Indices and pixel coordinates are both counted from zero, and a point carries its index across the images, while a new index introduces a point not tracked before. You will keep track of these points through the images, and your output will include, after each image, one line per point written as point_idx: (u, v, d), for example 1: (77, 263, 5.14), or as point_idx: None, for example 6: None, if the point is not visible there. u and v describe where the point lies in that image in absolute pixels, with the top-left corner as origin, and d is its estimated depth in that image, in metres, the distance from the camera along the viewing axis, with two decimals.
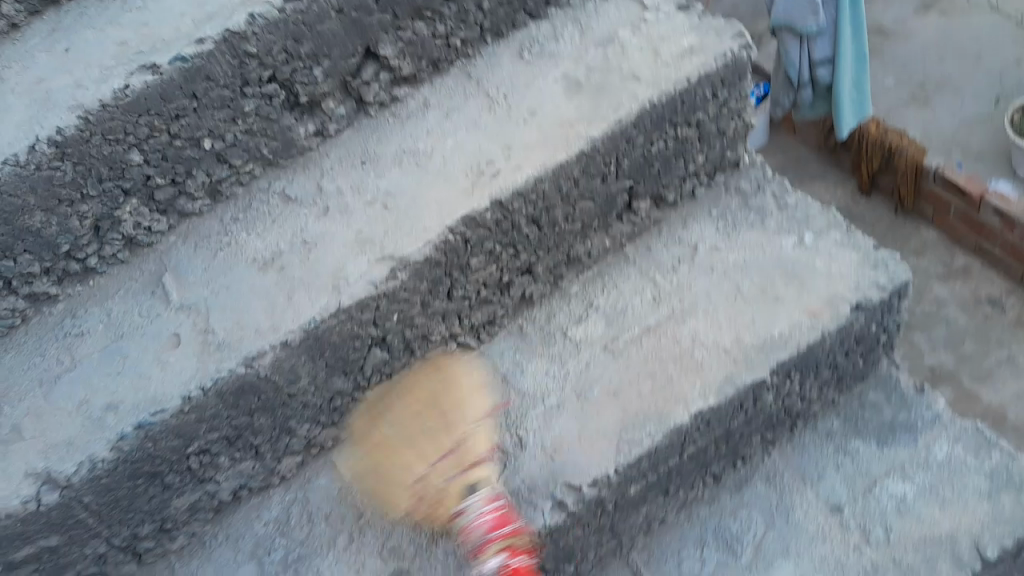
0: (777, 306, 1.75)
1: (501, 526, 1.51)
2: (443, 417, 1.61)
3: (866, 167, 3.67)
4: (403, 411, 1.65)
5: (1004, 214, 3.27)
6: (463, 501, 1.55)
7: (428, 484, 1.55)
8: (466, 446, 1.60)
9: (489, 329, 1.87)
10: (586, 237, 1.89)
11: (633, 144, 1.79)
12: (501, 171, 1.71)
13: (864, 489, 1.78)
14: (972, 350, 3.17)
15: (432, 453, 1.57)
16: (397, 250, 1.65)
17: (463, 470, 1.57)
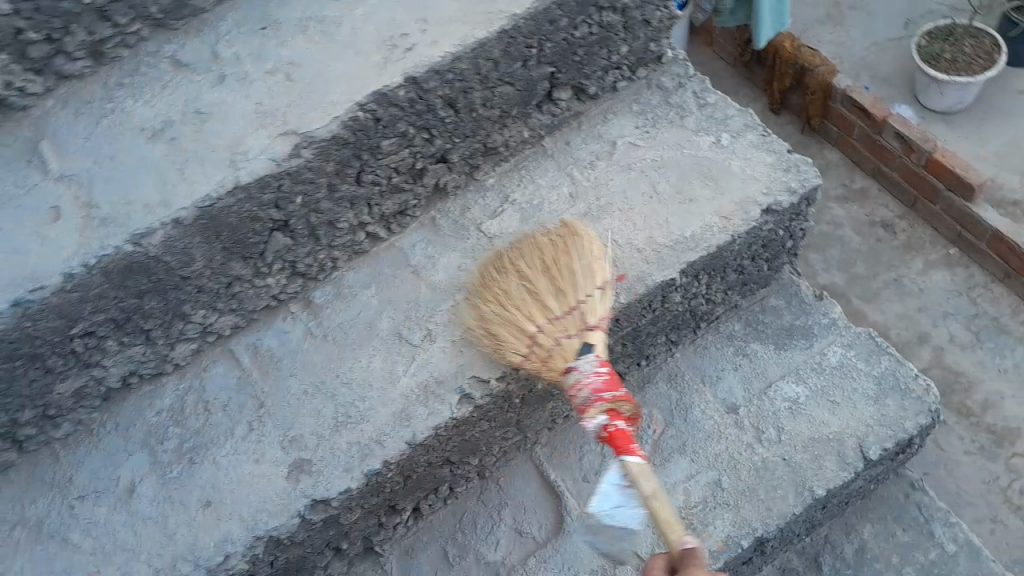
0: (691, 208, 1.74)
1: (609, 389, 1.45)
2: (562, 275, 1.56)
3: (778, 83, 3.71)
4: (525, 265, 1.61)
5: (905, 138, 3.29)
6: (577, 360, 1.49)
7: (541, 342, 1.52)
8: (589, 302, 1.54)
9: (399, 220, 1.79)
10: (504, 126, 1.81)
11: (556, 28, 1.69)
12: (416, 44, 1.61)
13: (759, 389, 1.85)
14: (863, 271, 3.26)
15: (554, 305, 1.55)
16: (301, 125, 1.53)
17: (583, 332, 1.52)
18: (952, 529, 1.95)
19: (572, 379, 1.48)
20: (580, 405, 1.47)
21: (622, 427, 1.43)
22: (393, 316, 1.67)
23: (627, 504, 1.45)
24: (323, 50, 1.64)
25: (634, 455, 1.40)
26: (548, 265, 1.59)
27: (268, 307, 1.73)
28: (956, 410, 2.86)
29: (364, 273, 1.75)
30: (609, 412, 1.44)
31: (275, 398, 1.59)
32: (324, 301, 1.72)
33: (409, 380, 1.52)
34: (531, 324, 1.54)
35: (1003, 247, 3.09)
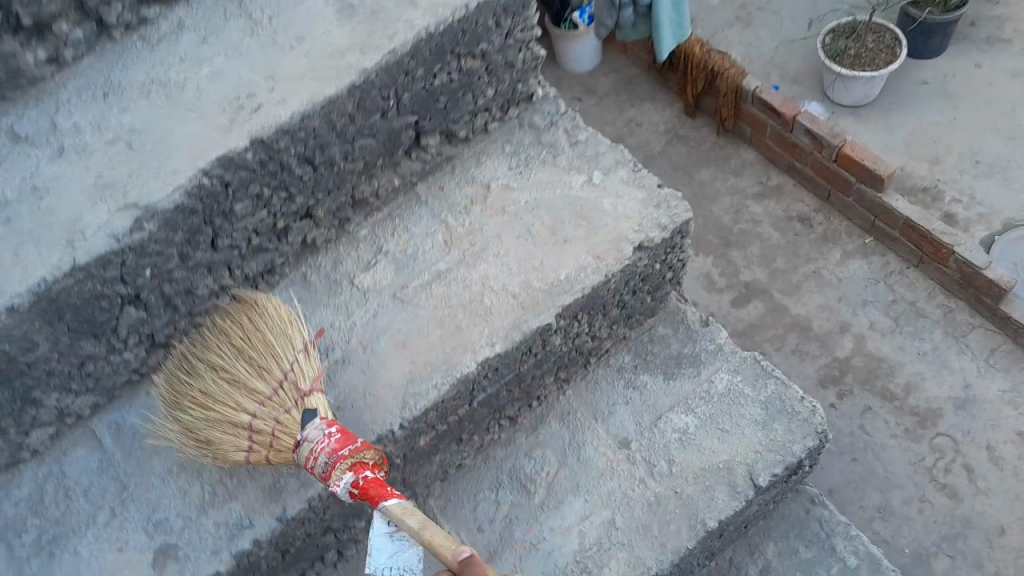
0: (565, 248, 1.73)
1: (347, 446, 1.42)
2: (218, 403, 1.54)
3: (691, 88, 3.70)
4: (231, 345, 1.61)
5: (814, 134, 3.32)
6: (306, 431, 1.46)
7: (259, 430, 1.50)
8: (297, 367, 1.53)
9: (268, 278, 1.74)
10: (371, 177, 1.77)
11: (412, 78, 1.64)
12: (263, 104, 1.55)
13: (649, 421, 1.86)
14: (783, 266, 3.31)
15: (269, 387, 1.53)
16: (142, 196, 1.46)
17: (301, 397, 1.51)
18: (853, 542, 1.99)
19: (304, 450, 1.44)
20: (324, 473, 1.42)
21: (374, 477, 1.42)
22: None
23: (403, 547, 1.38)
24: (166, 113, 1.56)
25: (392, 496, 1.37)
26: (241, 342, 1.60)
27: (130, 384, 1.67)
28: (879, 394, 2.94)
29: None
30: (355, 468, 1.41)
31: (139, 479, 1.55)
32: None
33: (259, 446, 1.50)
34: (253, 399, 1.52)
35: (915, 236, 3.12)
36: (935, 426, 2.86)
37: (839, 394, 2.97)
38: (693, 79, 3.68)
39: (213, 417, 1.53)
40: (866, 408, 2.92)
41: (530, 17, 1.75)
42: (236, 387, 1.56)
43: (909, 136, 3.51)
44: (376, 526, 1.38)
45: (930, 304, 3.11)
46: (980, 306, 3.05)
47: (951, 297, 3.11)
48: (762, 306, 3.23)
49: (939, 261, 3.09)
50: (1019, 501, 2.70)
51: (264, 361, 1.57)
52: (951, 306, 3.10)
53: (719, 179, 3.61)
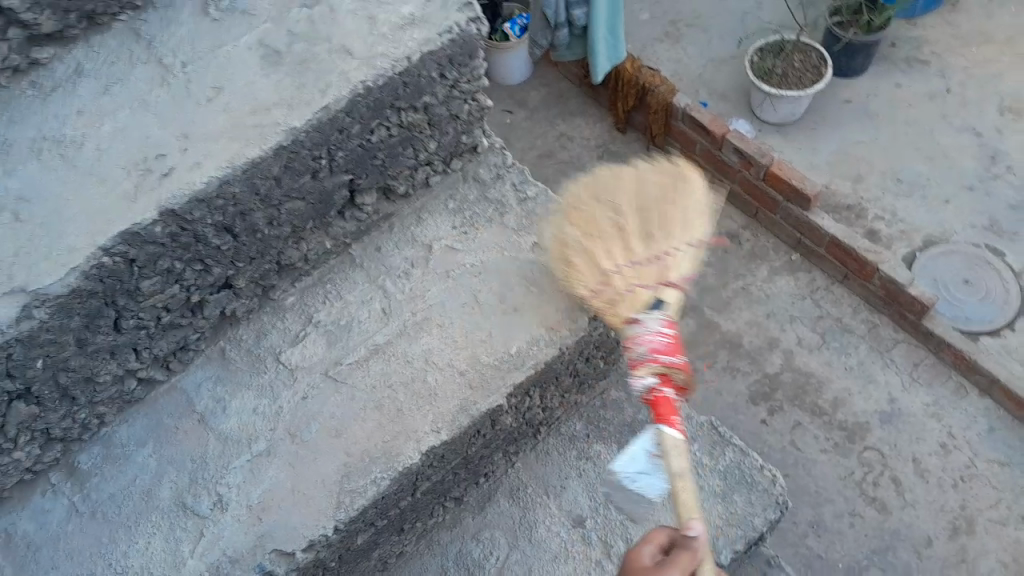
0: (515, 319, 1.59)
1: (667, 354, 1.41)
2: (638, 238, 1.55)
3: (622, 103, 3.62)
4: (623, 193, 1.58)
5: (741, 152, 3.24)
6: (644, 315, 1.47)
7: (615, 283, 1.52)
8: (675, 257, 1.52)
9: (181, 356, 1.56)
10: (299, 240, 1.58)
11: (347, 135, 1.47)
12: (174, 167, 1.35)
13: (604, 497, 1.73)
14: (713, 282, 3.23)
15: (640, 253, 1.53)
16: (30, 281, 1.25)
17: (663, 284, 1.50)
18: None
19: (635, 331, 1.46)
20: (634, 359, 1.43)
21: (669, 394, 1.41)
22: (174, 480, 1.44)
23: (657, 472, 1.38)
24: (61, 178, 1.35)
25: (673, 424, 1.36)
26: (645, 207, 1.57)
27: (21, 483, 1.46)
28: (809, 410, 2.90)
29: (139, 425, 1.52)
30: (661, 375, 1.41)
31: None
32: (90, 468, 1.48)
33: (601, 296, 1.53)
34: (615, 257, 1.53)
35: (840, 253, 3.07)
36: (862, 440, 2.82)
37: (769, 410, 2.92)
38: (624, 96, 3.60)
39: (579, 256, 1.55)
40: (795, 423, 2.88)
41: (477, 67, 1.60)
42: (580, 239, 1.56)
43: (834, 153, 3.49)
44: (642, 440, 1.38)
45: (856, 320, 3.07)
46: (902, 320, 3.01)
47: (877, 313, 3.07)
48: (694, 322, 3.15)
49: (863, 277, 3.04)
50: (945, 512, 2.68)
51: (653, 231, 1.55)
52: (877, 321, 3.06)
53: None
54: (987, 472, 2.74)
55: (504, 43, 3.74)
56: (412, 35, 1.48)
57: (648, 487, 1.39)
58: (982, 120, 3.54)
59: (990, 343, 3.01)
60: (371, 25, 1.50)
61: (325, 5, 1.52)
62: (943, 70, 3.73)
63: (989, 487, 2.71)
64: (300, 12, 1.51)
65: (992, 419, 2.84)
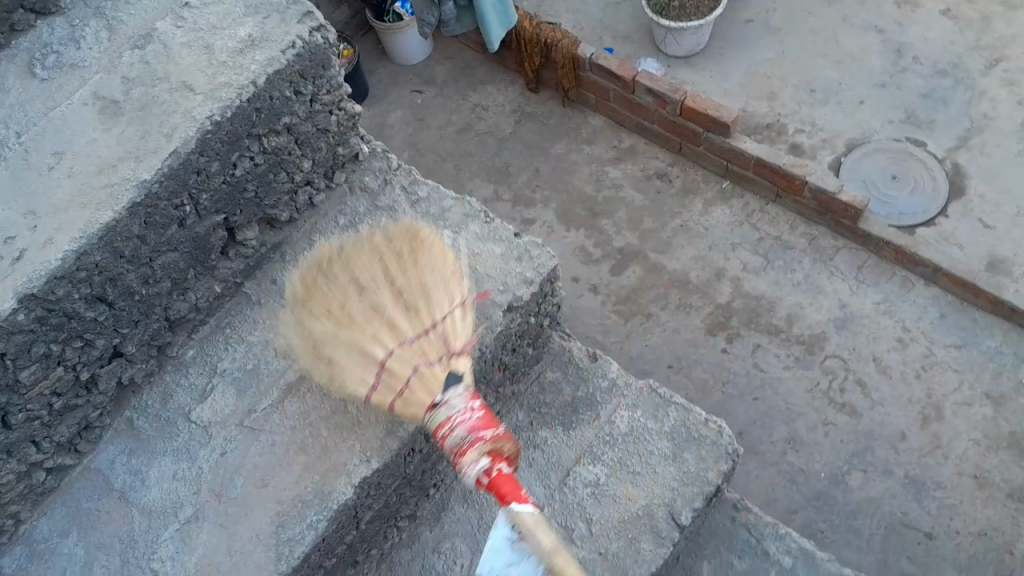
0: None
1: (486, 430, 1.29)
2: (393, 313, 1.44)
3: (528, 63, 3.41)
4: (359, 269, 1.47)
5: (657, 93, 3.12)
6: (442, 396, 1.35)
7: (393, 372, 1.39)
8: (447, 324, 1.44)
9: (86, 435, 1.48)
10: (185, 291, 1.51)
11: (207, 176, 1.39)
12: (26, 248, 1.26)
13: (557, 482, 1.71)
14: (652, 226, 3.11)
15: (410, 330, 1.42)
16: None
17: (450, 356, 1.41)
18: (783, 542, 1.93)
19: (443, 415, 1.33)
20: (456, 448, 1.29)
21: (505, 471, 1.28)
22: (106, 565, 1.37)
23: (520, 562, 1.29)
24: None
25: (524, 502, 1.25)
26: (391, 265, 1.46)
27: None
28: (765, 330, 2.84)
29: (58, 513, 1.44)
30: (492, 454, 1.28)
31: None
32: (15, 571, 1.39)
33: (384, 388, 1.40)
34: (390, 339, 1.42)
35: (767, 172, 3.02)
36: (822, 349, 2.79)
37: (728, 338, 2.84)
38: (528, 55, 3.40)
39: (341, 353, 1.43)
40: (755, 346, 2.82)
41: (335, 74, 1.52)
42: (330, 331, 1.43)
43: (745, 76, 3.41)
44: (500, 529, 1.28)
45: (795, 236, 3.03)
46: (839, 228, 2.99)
47: (814, 225, 3.03)
48: (641, 270, 3.02)
49: (794, 193, 3.00)
50: (912, 404, 2.66)
51: (412, 300, 1.45)
52: (815, 234, 3.02)
53: (574, 150, 3.35)
54: (947, 358, 2.73)
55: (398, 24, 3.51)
56: (254, 57, 1.40)
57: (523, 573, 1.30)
58: (880, 16, 3.48)
59: (925, 234, 2.98)
60: (209, 55, 1.41)
61: (158, 42, 1.44)
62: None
63: (951, 371, 2.70)
64: (133, 56, 1.43)
65: (942, 307, 2.82)
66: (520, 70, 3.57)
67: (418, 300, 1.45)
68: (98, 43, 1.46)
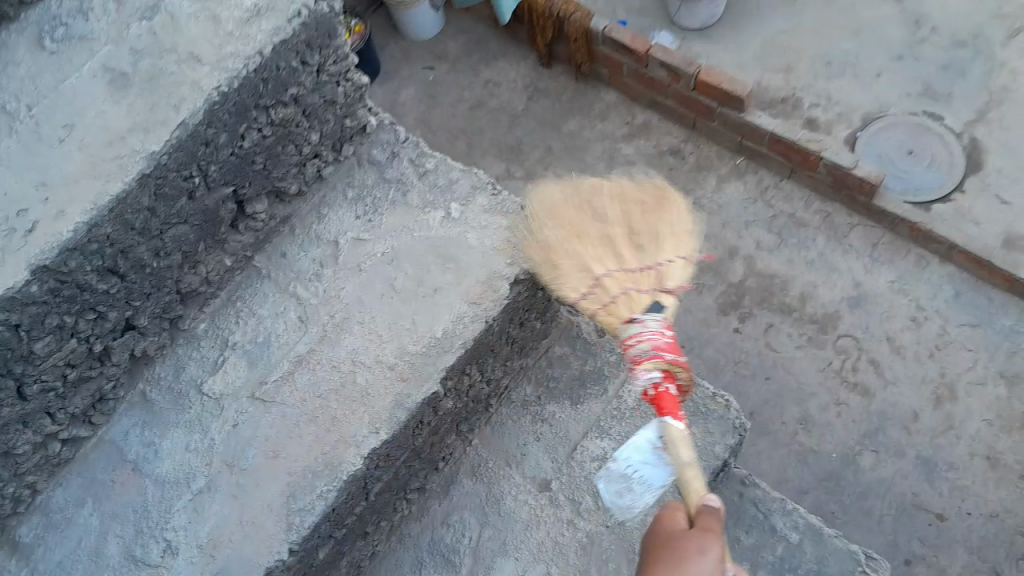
0: (436, 299, 1.54)
1: (669, 350, 1.34)
2: (620, 232, 1.47)
3: (540, 36, 3.37)
4: (611, 202, 1.49)
5: (669, 67, 3.05)
6: (644, 313, 1.39)
7: (605, 287, 1.44)
8: (667, 267, 1.43)
9: (101, 408, 1.49)
10: (196, 264, 1.52)
11: (215, 147, 1.39)
12: (38, 221, 1.26)
13: (565, 456, 1.72)
14: None
15: (632, 260, 1.45)
16: None
17: (659, 289, 1.42)
18: (791, 517, 1.92)
19: (632, 330, 1.38)
20: (635, 357, 1.35)
21: (670, 389, 1.34)
22: (120, 536, 1.39)
23: (656, 464, 1.51)
24: None
25: (678, 418, 1.32)
26: (629, 209, 1.48)
27: None
28: (778, 310, 2.81)
29: (74, 485, 1.46)
30: (664, 371, 1.34)
31: None
32: (32, 540, 1.42)
33: (592, 298, 1.45)
34: (600, 265, 1.45)
35: (782, 148, 2.96)
36: (835, 329, 2.75)
37: (740, 318, 2.82)
38: (540, 28, 3.35)
39: (567, 262, 1.47)
40: (768, 326, 2.79)
41: (340, 45, 1.52)
42: (567, 243, 1.47)
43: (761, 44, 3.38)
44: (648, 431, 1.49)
45: (809, 214, 2.97)
46: (854, 205, 2.92)
47: (828, 201, 2.97)
48: None
49: (809, 169, 2.94)
50: (926, 384, 2.63)
51: (643, 241, 1.46)
52: (830, 210, 2.96)
53: (588, 127, 3.33)
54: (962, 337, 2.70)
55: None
56: (260, 27, 1.39)
57: (652, 473, 1.53)
58: None
59: (943, 211, 2.94)
60: (215, 25, 1.41)
61: (165, 14, 1.43)
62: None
63: (966, 350, 2.66)
64: (141, 27, 1.42)
65: (958, 285, 2.78)
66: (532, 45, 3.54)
67: (572, 259, 1.47)
68: (106, 15, 1.43)
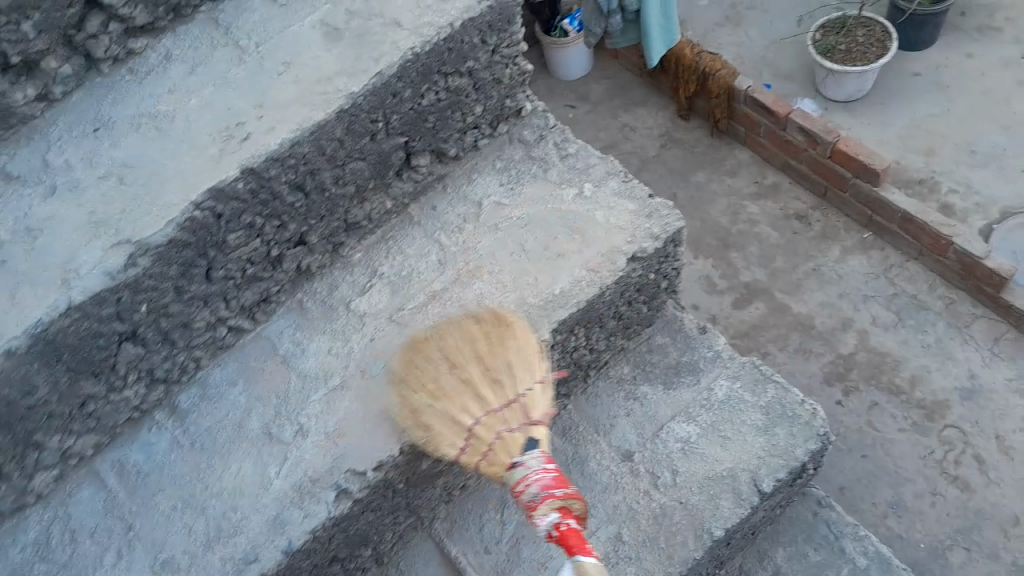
0: (558, 262, 1.72)
1: (558, 488, 1.36)
2: (476, 374, 1.48)
3: (683, 90, 3.56)
4: (456, 359, 1.51)
5: (807, 132, 3.18)
6: (523, 454, 1.42)
7: (480, 437, 1.44)
8: (529, 396, 1.47)
9: (264, 307, 1.76)
10: (363, 200, 1.77)
11: (400, 99, 1.64)
12: (252, 133, 1.55)
13: (652, 433, 1.85)
14: (782, 266, 3.17)
15: (497, 400, 1.47)
16: (134, 234, 1.46)
17: (531, 424, 1.45)
18: (862, 542, 1.91)
19: (519, 475, 1.40)
20: (529, 503, 1.37)
21: (574, 526, 1.33)
22: (262, 413, 1.63)
23: None
24: (160, 149, 1.56)
25: (588, 552, 1.27)
26: (481, 352, 1.51)
27: (131, 421, 1.67)
28: (886, 389, 2.81)
29: (229, 369, 1.72)
30: (561, 510, 1.34)
31: (146, 515, 1.53)
32: (188, 407, 1.68)
33: (472, 450, 1.45)
34: (464, 421, 1.46)
35: (913, 227, 3.02)
36: (942, 418, 2.73)
37: (844, 390, 2.83)
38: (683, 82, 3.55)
39: (435, 421, 1.48)
40: (872, 404, 2.79)
41: (517, 32, 1.75)
42: (430, 403, 1.48)
43: (904, 127, 3.43)
44: None
45: (931, 296, 3.00)
46: (980, 294, 2.95)
47: (950, 287, 3.01)
48: (764, 307, 3.09)
49: (938, 252, 2.99)
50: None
51: (497, 376, 1.48)
52: (954, 298, 2.98)
53: (715, 181, 3.46)
54: None
55: (564, 39, 3.75)
56: (453, 5, 1.65)
57: None
58: None
59: None
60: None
61: None
62: (1017, 36, 3.65)
63: None
64: None
65: None
66: (674, 95, 3.72)
67: (440, 416, 1.48)
68: None
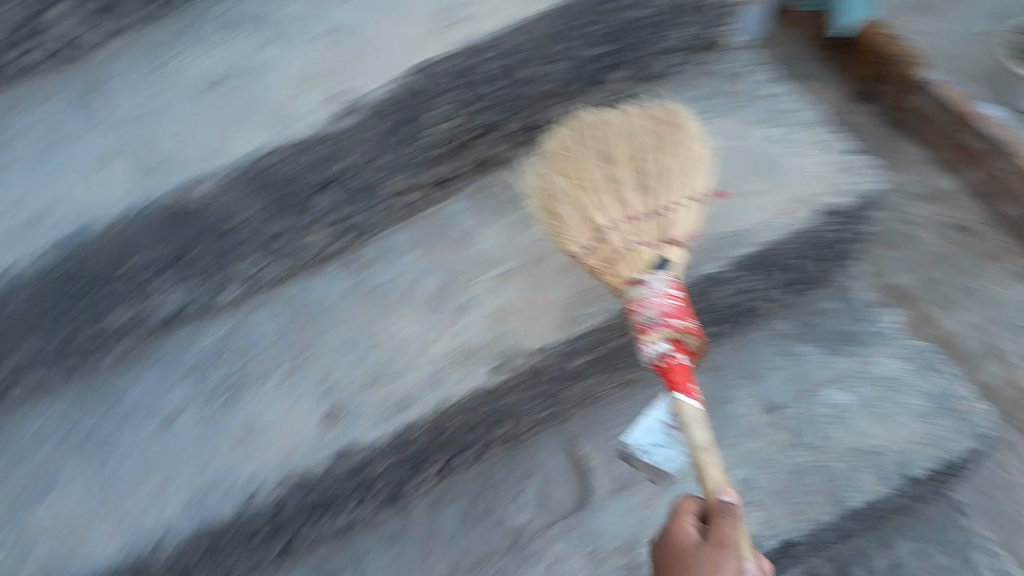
0: (749, 196, 1.64)
1: (676, 319, 1.33)
2: (624, 174, 1.42)
3: None
4: (626, 159, 1.43)
5: None
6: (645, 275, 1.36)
7: (609, 240, 1.39)
8: (676, 212, 1.41)
9: (443, 188, 1.67)
10: (567, 101, 1.66)
11: (616, 12, 1.53)
12: (459, 21, 1.48)
13: (804, 392, 1.80)
14: None
15: (638, 208, 1.41)
16: (354, 87, 1.42)
17: (665, 247, 1.39)
18: None
19: (639, 293, 1.34)
20: (641, 325, 1.33)
21: (683, 362, 1.32)
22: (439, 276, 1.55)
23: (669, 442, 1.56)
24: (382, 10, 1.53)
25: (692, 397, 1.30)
26: (637, 150, 1.43)
27: (321, 258, 1.61)
28: None
29: (409, 233, 1.63)
30: (674, 342, 1.32)
31: (321, 353, 1.48)
32: (374, 257, 1.60)
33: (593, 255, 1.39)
34: (610, 214, 1.41)
35: None
36: None
37: None
38: None
39: (569, 211, 1.41)
40: None
41: None
42: (569, 190, 1.41)
43: None
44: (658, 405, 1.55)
45: None
46: None
47: None
48: None
49: None
50: None
51: (649, 180, 1.42)
52: None
53: None
54: None
55: None
56: None
57: (668, 455, 1.56)
58: None
59: None
60: None
61: None
62: None
63: None
64: None
65: None
66: None
67: (573, 213, 1.41)
68: None
